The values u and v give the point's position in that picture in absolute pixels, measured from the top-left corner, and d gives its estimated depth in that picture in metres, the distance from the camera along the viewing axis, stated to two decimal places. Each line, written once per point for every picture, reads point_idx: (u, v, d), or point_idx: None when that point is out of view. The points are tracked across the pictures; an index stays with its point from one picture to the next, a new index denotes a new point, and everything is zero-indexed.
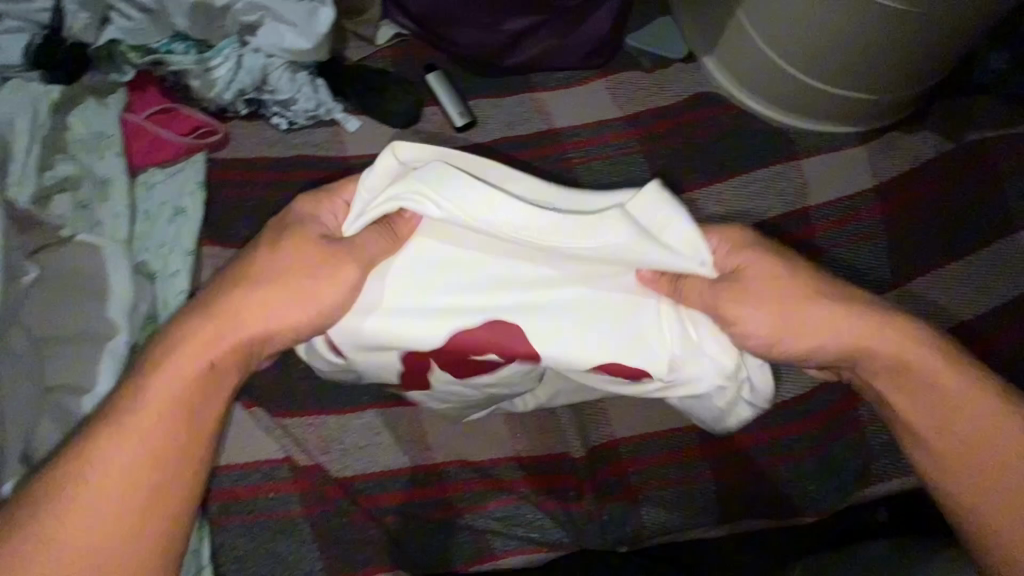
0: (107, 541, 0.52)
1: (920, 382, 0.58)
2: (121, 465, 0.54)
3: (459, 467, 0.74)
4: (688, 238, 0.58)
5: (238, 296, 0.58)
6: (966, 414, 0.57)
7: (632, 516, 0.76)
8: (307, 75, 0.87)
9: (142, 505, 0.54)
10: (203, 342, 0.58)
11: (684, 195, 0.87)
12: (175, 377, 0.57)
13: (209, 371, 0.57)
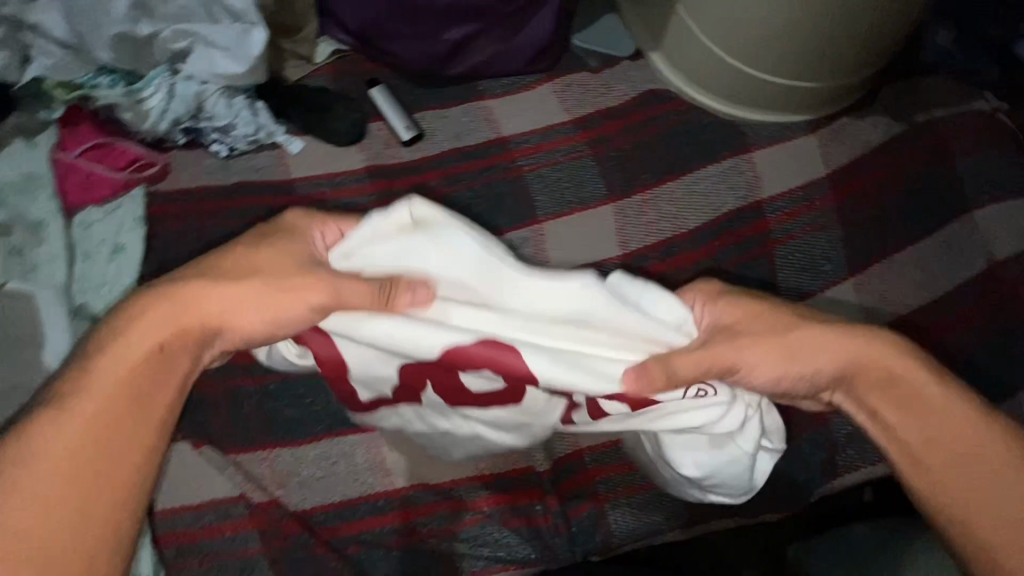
0: (43, 536, 0.47)
1: (895, 393, 0.56)
2: (63, 454, 0.49)
3: (422, 490, 0.73)
4: (672, 310, 0.62)
5: (200, 284, 0.56)
6: (949, 424, 0.54)
7: (600, 525, 0.76)
8: (244, 99, 0.85)
9: (77, 499, 0.48)
10: (157, 322, 0.55)
11: (636, 197, 0.86)
12: (125, 362, 0.53)
13: (162, 354, 0.54)
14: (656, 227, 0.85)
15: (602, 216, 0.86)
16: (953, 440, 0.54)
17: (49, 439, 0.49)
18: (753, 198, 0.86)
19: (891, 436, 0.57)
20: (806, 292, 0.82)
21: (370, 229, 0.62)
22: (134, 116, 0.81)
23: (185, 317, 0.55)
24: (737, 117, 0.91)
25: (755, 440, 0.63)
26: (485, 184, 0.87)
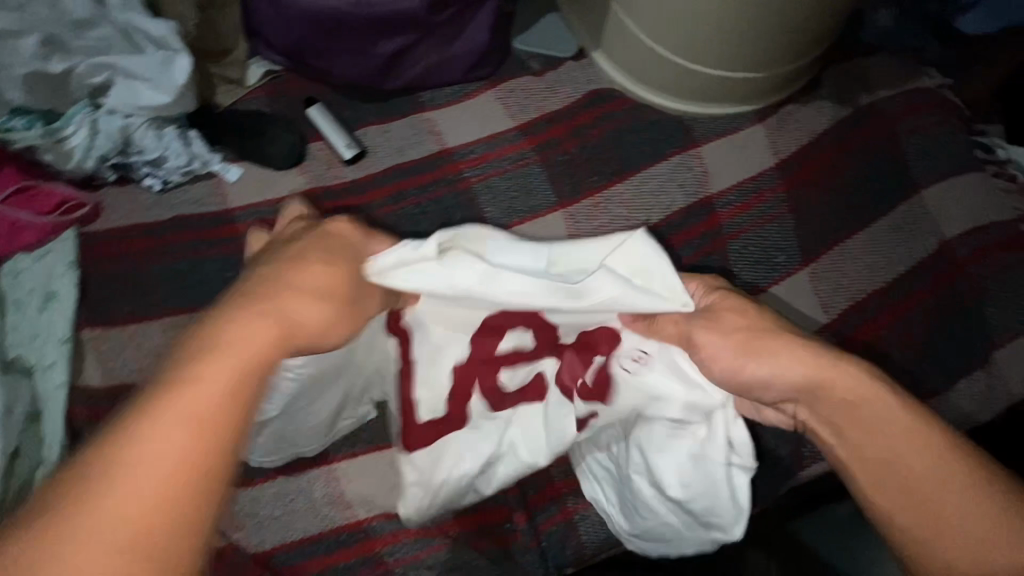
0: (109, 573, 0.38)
1: (857, 415, 0.54)
2: (158, 465, 0.41)
3: (386, 520, 0.72)
4: (674, 282, 0.61)
5: (278, 281, 0.52)
6: (909, 445, 0.52)
7: (571, 537, 0.75)
8: (174, 129, 0.83)
9: (148, 527, 0.40)
10: (250, 321, 0.49)
11: (586, 201, 0.85)
12: (222, 365, 0.46)
13: (248, 358, 0.47)
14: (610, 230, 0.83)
15: (554, 223, 0.84)
16: (912, 460, 0.52)
17: (190, 442, 0.42)
18: (702, 194, 0.85)
19: (853, 460, 0.55)
20: (760, 286, 0.81)
21: (401, 252, 0.60)
22: (58, 156, 0.77)
23: (281, 324, 0.50)
24: (683, 112, 0.90)
25: (726, 451, 0.63)
26: (433, 200, 0.85)
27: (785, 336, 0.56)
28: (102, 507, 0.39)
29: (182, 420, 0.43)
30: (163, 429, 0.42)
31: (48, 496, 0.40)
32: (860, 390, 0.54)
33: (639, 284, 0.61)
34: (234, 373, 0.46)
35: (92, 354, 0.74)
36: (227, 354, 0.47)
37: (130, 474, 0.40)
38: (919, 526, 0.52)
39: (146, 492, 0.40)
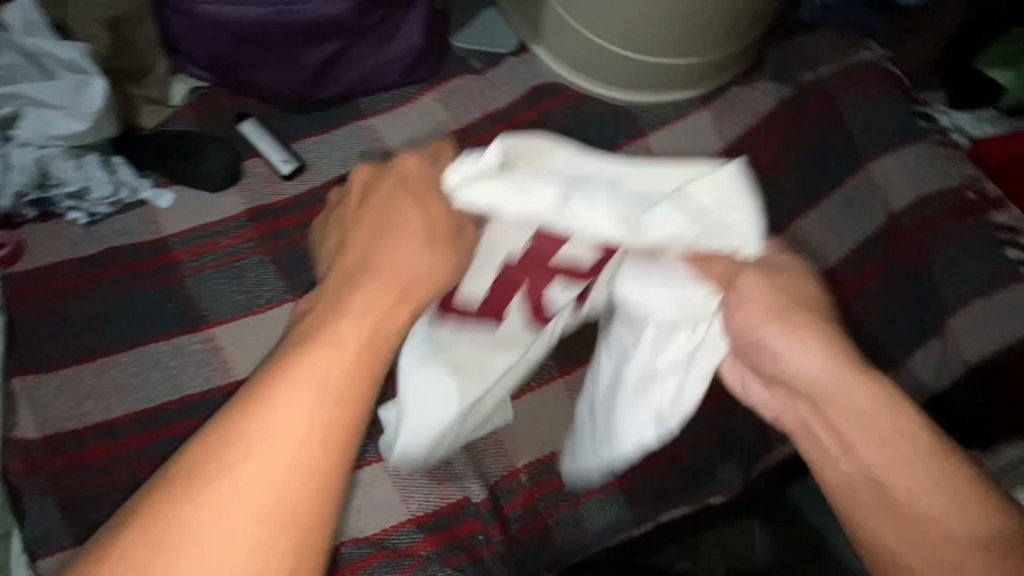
0: (230, 554, 0.39)
1: (863, 432, 0.49)
2: (286, 440, 0.41)
3: (354, 545, 0.70)
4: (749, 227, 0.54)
5: (396, 237, 0.49)
6: (915, 468, 0.48)
7: (547, 542, 0.74)
8: (97, 157, 0.78)
9: (267, 507, 0.40)
10: (359, 291, 0.47)
11: None
12: (343, 332, 0.45)
13: (370, 333, 0.46)
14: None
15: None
16: (913, 482, 0.48)
17: (302, 432, 0.41)
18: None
19: (848, 477, 0.51)
20: None
21: (465, 167, 0.52)
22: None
23: (389, 284, 0.47)
24: (630, 102, 0.89)
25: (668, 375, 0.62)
26: None
27: (803, 318, 0.52)
28: (223, 489, 0.40)
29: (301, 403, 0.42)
30: (281, 413, 0.42)
31: (170, 475, 0.41)
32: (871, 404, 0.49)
33: (711, 225, 0.55)
34: (349, 350, 0.44)
35: (25, 404, 0.70)
36: (347, 335, 0.45)
37: (252, 458, 0.41)
38: (915, 555, 0.48)
39: (274, 478, 0.40)
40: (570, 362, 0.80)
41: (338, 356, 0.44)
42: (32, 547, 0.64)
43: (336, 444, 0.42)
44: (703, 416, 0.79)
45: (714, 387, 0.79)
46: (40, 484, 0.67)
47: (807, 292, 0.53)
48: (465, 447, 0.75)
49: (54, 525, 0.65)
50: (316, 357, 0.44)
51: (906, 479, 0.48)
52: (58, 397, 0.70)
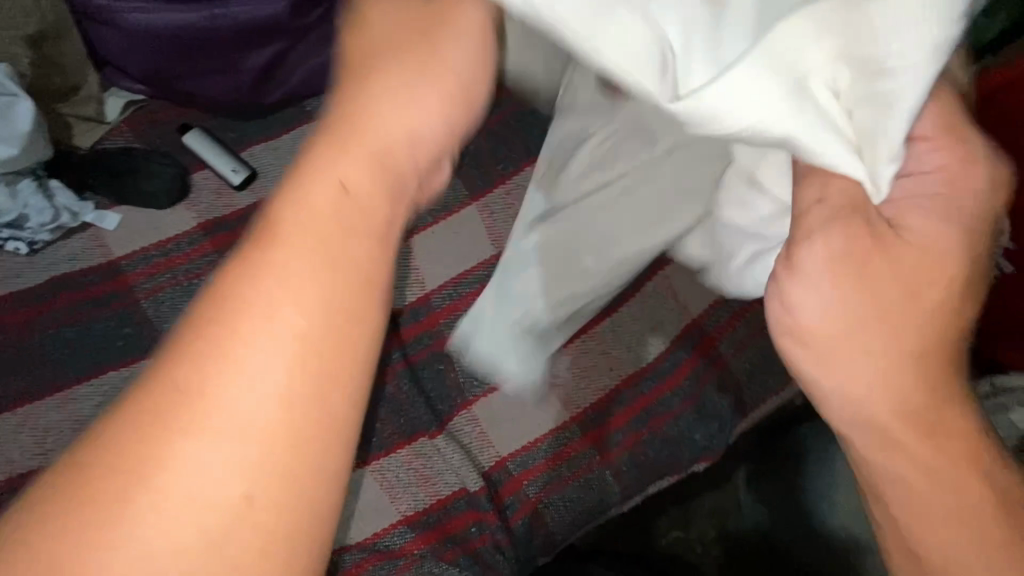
0: (235, 489, 0.36)
1: (935, 447, 0.45)
2: (279, 347, 0.37)
3: (348, 552, 0.70)
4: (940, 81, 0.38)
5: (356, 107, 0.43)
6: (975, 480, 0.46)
7: (541, 525, 0.75)
8: (31, 183, 0.75)
9: (271, 432, 0.36)
10: (342, 158, 0.42)
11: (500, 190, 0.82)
12: (320, 216, 0.40)
13: (351, 212, 0.41)
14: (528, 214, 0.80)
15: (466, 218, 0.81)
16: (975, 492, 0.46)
17: (306, 316, 0.38)
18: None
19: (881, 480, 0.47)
20: None
21: None
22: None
23: (364, 158, 0.42)
24: None
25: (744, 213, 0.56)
26: None
27: (876, 308, 0.43)
28: (210, 422, 0.36)
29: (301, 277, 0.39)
30: (284, 292, 0.38)
31: (137, 423, 0.36)
32: (954, 418, 0.45)
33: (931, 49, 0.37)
34: (332, 225, 0.40)
35: None
36: (345, 203, 0.41)
37: (241, 358, 0.37)
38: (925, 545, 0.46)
39: (284, 361, 0.37)
40: None
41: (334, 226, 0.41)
42: None
43: (349, 323, 0.39)
44: (685, 386, 0.79)
45: (689, 359, 0.79)
46: None
47: (889, 262, 0.43)
48: (451, 440, 0.74)
49: None
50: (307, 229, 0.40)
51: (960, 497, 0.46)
52: (17, 437, 0.67)
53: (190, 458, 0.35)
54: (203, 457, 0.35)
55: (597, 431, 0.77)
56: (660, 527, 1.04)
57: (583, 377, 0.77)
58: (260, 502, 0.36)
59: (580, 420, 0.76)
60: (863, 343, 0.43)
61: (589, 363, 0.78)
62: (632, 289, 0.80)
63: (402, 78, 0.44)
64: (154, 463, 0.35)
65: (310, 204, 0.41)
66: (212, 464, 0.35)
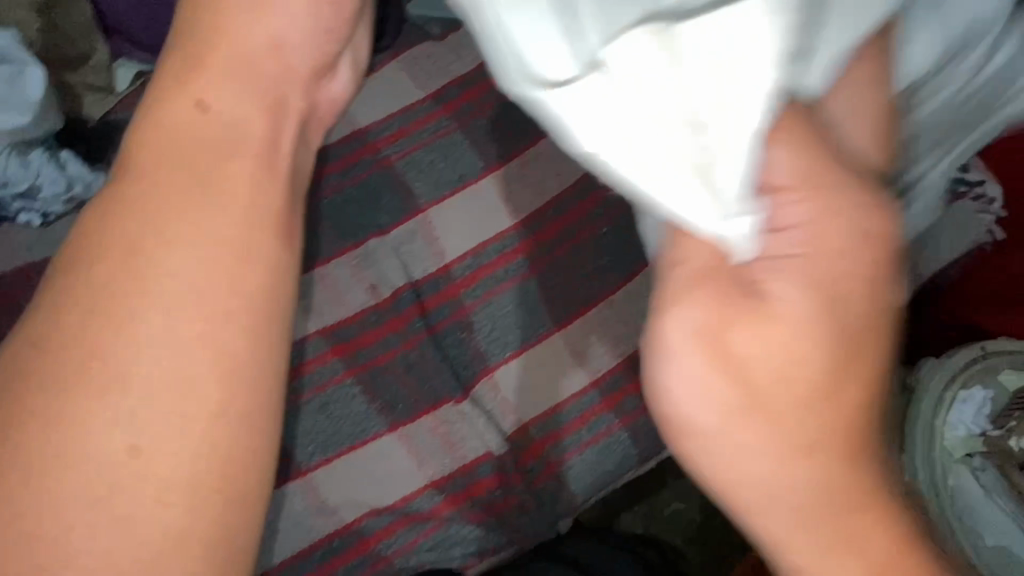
0: (167, 444, 0.38)
1: (798, 515, 0.39)
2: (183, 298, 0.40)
3: (374, 516, 0.71)
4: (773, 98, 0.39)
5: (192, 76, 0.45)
6: (866, 547, 0.40)
7: (563, 488, 0.76)
8: (42, 152, 0.72)
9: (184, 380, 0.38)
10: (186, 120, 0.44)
11: (514, 164, 0.82)
12: (175, 171, 0.43)
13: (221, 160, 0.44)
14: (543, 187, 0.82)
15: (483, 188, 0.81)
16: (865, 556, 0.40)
17: (203, 242, 0.41)
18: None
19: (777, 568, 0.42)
20: None
21: None
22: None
23: (184, 134, 0.44)
24: None
25: None
26: (358, 184, 0.82)
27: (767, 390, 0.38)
28: (122, 378, 0.38)
29: (170, 193, 0.42)
30: (160, 204, 0.41)
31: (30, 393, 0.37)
32: (810, 491, 0.39)
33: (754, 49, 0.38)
34: (194, 174, 0.43)
35: None
36: (207, 118, 0.44)
37: (156, 304, 0.39)
38: None
39: (174, 266, 0.40)
40: (565, 316, 0.78)
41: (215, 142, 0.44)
42: None
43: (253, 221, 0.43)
44: None
45: None
46: None
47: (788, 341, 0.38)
48: (475, 406, 0.76)
49: None
50: (164, 150, 0.43)
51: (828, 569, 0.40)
52: None
53: (106, 412, 0.37)
54: (104, 417, 0.37)
55: (618, 397, 0.77)
56: (627, 520, 1.02)
57: (599, 341, 0.78)
58: (146, 452, 0.37)
59: (600, 387, 0.77)
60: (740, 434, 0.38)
61: (606, 329, 0.79)
62: (647, 259, 0.81)
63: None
64: (59, 356, 0.38)
65: (167, 123, 0.44)
66: (108, 433, 0.37)
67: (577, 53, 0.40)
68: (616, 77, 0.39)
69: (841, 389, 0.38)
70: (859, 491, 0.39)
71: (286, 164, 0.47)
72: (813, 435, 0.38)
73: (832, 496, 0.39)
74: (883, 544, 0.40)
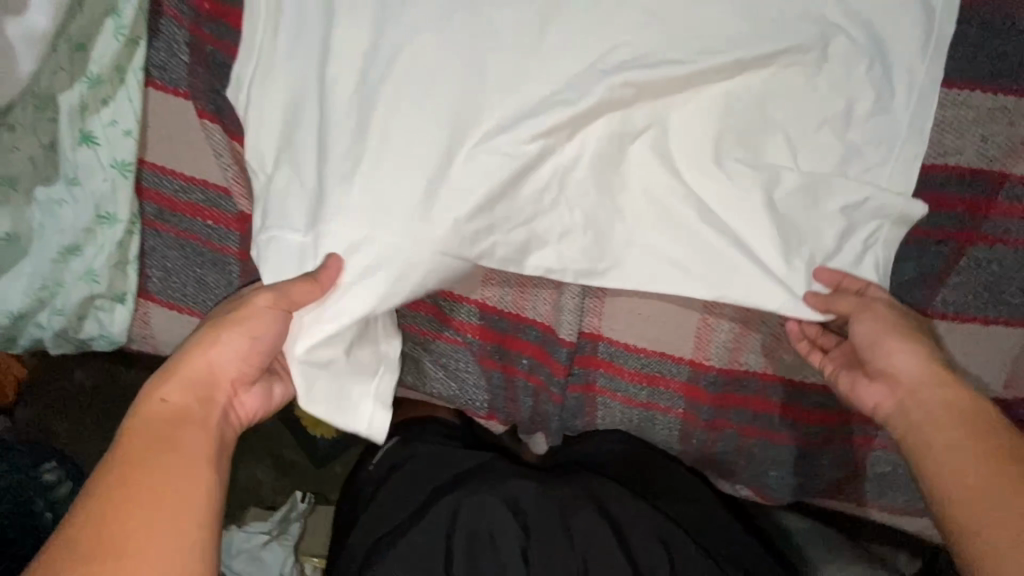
0: None
1: (916, 373, 0.53)
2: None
3: (438, 297, 0.65)
4: (531, 169, 0.56)
5: (168, 376, 0.51)
6: (957, 453, 0.48)
7: (582, 407, 0.70)
8: None
9: None
10: (181, 383, 0.51)
11: (857, 94, 0.58)
12: (142, 449, 0.47)
13: (171, 424, 0.49)
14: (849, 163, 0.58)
15: (786, 174, 0.58)
16: (917, 415, 0.52)
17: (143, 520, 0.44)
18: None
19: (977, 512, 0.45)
20: (964, 312, 0.62)
21: None
22: None
23: (172, 407, 0.50)
24: None
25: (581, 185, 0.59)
26: None
27: (889, 340, 0.54)
28: None
29: (145, 457, 0.47)
30: (157, 430, 0.48)
31: None
32: (904, 358, 0.53)
33: (582, 117, 0.56)
34: (159, 445, 0.48)
35: None
36: (166, 403, 0.50)
37: None
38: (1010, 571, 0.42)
39: (149, 474, 0.46)
40: None
41: (166, 419, 0.49)
42: (150, 69, 0.58)
43: (180, 516, 0.45)
44: (806, 428, 0.67)
45: (842, 411, 0.65)
46: (182, 8, 0.57)
47: (847, 302, 0.56)
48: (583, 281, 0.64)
49: (178, 68, 0.58)
50: (152, 426, 0.49)
51: (926, 435, 0.50)
52: None
53: None
54: None
55: (702, 392, 0.67)
56: None
57: (737, 338, 0.64)
58: None
59: (688, 369, 0.66)
60: (898, 348, 0.54)
61: (755, 331, 0.64)
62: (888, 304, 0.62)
63: (208, 327, 0.53)
64: None
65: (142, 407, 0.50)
66: None
67: (258, 71, 0.57)
68: (289, 44, 0.56)
69: (926, 336, 0.55)
70: (976, 425, 0.49)
71: (222, 408, 0.52)
72: (892, 320, 0.55)
73: (912, 378, 0.53)
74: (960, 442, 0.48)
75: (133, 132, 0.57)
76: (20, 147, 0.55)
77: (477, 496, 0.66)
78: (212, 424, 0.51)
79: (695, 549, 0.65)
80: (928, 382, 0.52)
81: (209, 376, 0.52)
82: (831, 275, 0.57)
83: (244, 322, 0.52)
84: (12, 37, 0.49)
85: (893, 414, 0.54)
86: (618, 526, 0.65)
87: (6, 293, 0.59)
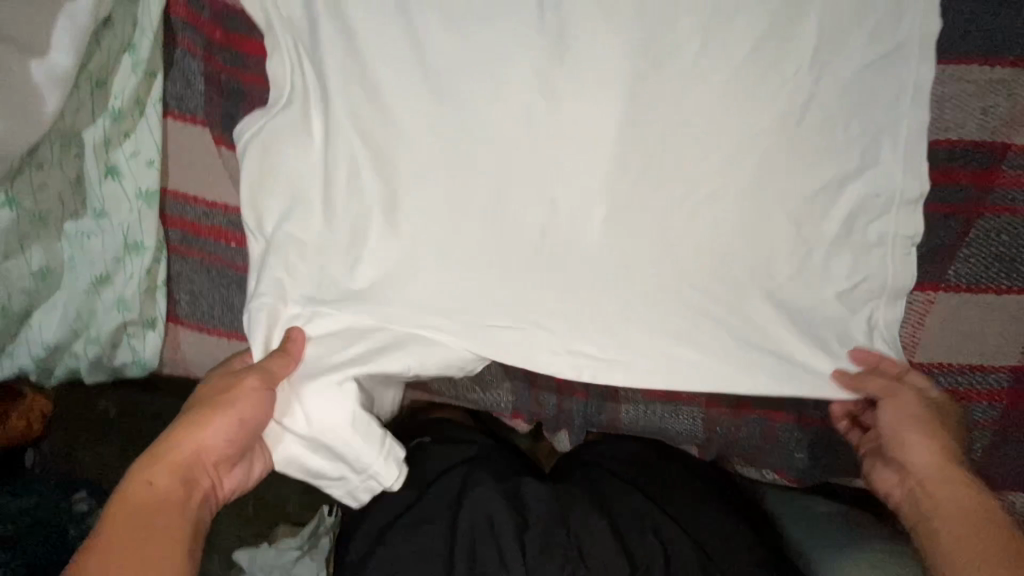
0: None
1: (928, 462, 0.54)
2: None
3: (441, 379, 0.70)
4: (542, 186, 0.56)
5: (154, 458, 0.50)
6: (962, 546, 0.49)
7: (608, 403, 0.72)
8: None
9: None
10: (166, 466, 0.50)
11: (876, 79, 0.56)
12: (116, 539, 0.46)
13: (148, 512, 0.48)
14: (872, 146, 0.57)
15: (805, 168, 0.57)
16: (928, 504, 0.53)
17: None
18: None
19: None
20: (975, 284, 0.63)
21: None
22: None
23: (152, 491, 0.49)
24: None
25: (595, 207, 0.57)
26: None
27: (910, 432, 0.55)
28: None
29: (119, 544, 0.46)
30: (137, 513, 0.47)
31: None
32: (921, 447, 0.55)
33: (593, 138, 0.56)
34: (135, 533, 0.46)
35: None
36: (148, 488, 0.49)
37: None
38: None
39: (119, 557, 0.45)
40: None
41: (147, 507, 0.48)
42: (167, 99, 0.60)
43: None
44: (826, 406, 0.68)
45: None
46: (193, 37, 0.59)
47: (870, 380, 0.56)
48: None
49: (194, 97, 0.60)
50: (131, 510, 0.48)
51: (934, 525, 0.52)
52: None
53: None
54: None
55: None
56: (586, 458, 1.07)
57: None
58: None
59: None
60: (916, 436, 0.55)
61: None
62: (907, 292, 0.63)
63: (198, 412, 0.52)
64: None
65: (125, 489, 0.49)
66: None
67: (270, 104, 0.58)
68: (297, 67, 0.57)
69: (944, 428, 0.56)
70: (982, 521, 0.50)
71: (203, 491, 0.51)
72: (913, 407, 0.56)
73: (928, 467, 0.54)
74: (967, 533, 0.50)
75: (155, 162, 0.59)
76: (48, 184, 0.56)
77: (480, 490, 0.65)
78: (189, 511, 0.49)
79: (688, 541, 0.63)
80: (943, 471, 0.53)
81: (197, 461, 0.51)
82: (865, 356, 0.57)
83: (235, 404, 0.52)
84: (39, 78, 0.51)
85: (905, 500, 0.55)
86: (614, 521, 0.65)
87: (43, 326, 0.61)
